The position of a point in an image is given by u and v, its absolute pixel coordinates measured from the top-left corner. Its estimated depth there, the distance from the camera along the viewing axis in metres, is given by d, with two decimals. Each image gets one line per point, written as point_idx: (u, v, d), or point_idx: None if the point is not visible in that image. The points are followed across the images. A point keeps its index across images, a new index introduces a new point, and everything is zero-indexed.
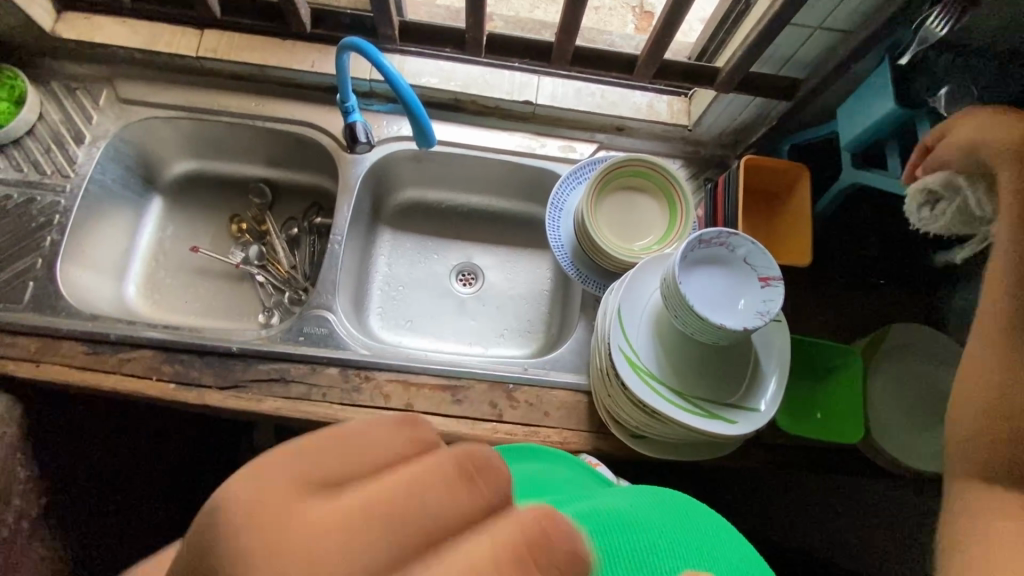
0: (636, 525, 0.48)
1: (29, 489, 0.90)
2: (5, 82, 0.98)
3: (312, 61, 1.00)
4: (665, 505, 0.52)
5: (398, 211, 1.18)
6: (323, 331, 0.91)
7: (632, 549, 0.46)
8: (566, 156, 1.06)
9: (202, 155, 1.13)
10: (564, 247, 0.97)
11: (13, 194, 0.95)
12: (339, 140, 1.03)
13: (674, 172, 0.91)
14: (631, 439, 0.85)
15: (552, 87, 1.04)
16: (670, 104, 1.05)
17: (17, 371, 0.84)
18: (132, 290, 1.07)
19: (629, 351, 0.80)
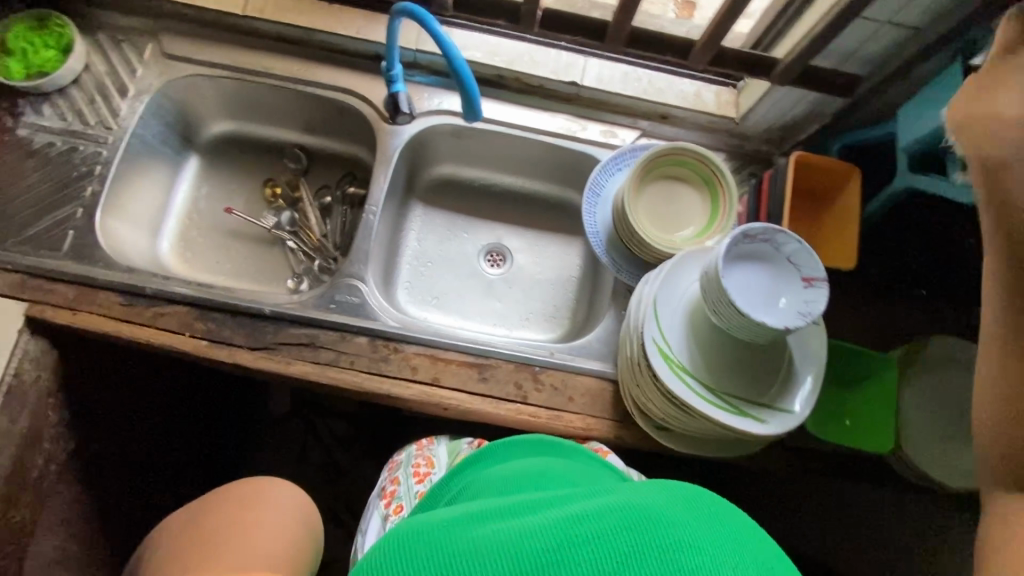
0: (652, 518, 0.40)
1: (60, 433, 0.92)
2: (54, 30, 0.98)
3: (358, 28, 0.99)
4: (686, 494, 0.44)
5: (431, 186, 1.17)
6: (354, 300, 0.91)
7: (647, 548, 0.38)
8: (607, 141, 1.04)
9: (241, 117, 1.13)
10: (599, 233, 0.96)
11: (57, 142, 0.95)
12: (380, 110, 1.01)
13: (720, 164, 0.89)
14: (656, 431, 0.85)
15: (599, 70, 1.02)
16: (718, 94, 1.03)
17: (55, 317, 0.86)
18: (166, 247, 1.07)
19: (663, 344, 0.79)
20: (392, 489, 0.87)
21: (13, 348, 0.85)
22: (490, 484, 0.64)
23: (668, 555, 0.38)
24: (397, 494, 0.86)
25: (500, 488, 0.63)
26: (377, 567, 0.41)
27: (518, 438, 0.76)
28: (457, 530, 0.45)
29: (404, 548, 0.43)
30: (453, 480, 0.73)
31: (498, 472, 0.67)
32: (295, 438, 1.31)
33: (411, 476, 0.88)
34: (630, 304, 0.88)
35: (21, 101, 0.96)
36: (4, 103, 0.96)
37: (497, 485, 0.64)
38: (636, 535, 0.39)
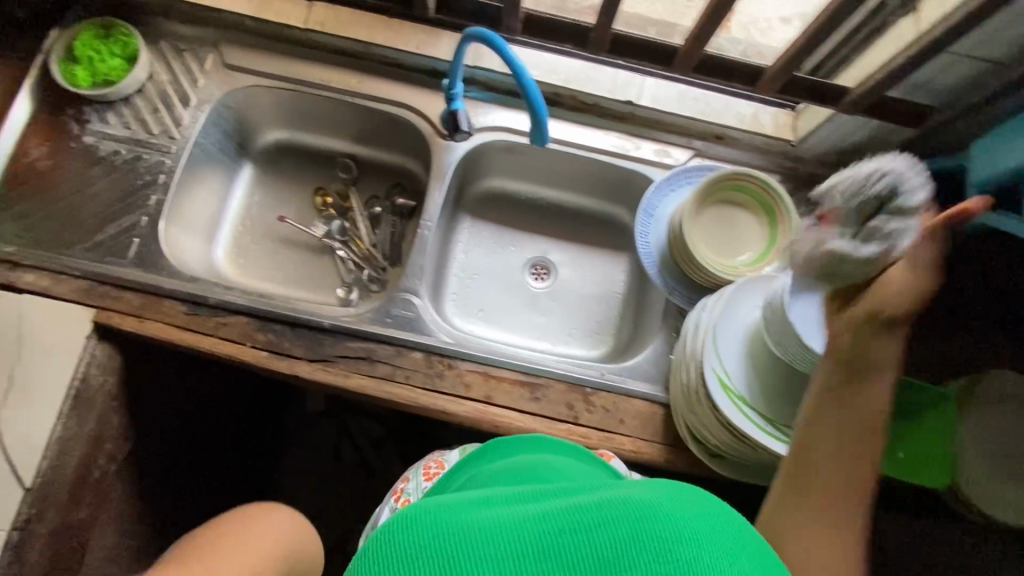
0: (652, 508, 0.44)
1: (121, 434, 0.95)
2: (119, 38, 0.99)
3: (417, 43, 1.00)
4: (683, 490, 0.47)
5: (479, 198, 1.18)
6: (409, 315, 0.93)
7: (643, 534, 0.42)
8: (660, 160, 1.03)
9: (294, 125, 1.14)
10: (652, 254, 0.96)
11: (122, 150, 0.97)
12: (436, 125, 1.02)
13: (783, 193, 0.88)
14: (708, 457, 0.86)
15: (656, 89, 1.01)
16: (775, 116, 1.02)
17: (122, 324, 0.88)
18: (220, 253, 1.09)
19: (722, 373, 0.80)
20: (402, 486, 0.88)
21: (81, 353, 0.87)
22: (494, 474, 0.67)
23: (666, 545, 0.41)
24: (407, 490, 0.87)
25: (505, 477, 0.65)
26: (389, 538, 0.45)
27: (516, 440, 0.76)
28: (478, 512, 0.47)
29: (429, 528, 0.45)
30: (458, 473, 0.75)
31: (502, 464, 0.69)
32: (328, 438, 1.34)
33: (420, 477, 0.88)
34: (683, 327, 0.89)
35: (87, 108, 0.98)
36: (71, 109, 0.98)
37: (504, 476, 0.65)
38: (638, 526, 0.42)
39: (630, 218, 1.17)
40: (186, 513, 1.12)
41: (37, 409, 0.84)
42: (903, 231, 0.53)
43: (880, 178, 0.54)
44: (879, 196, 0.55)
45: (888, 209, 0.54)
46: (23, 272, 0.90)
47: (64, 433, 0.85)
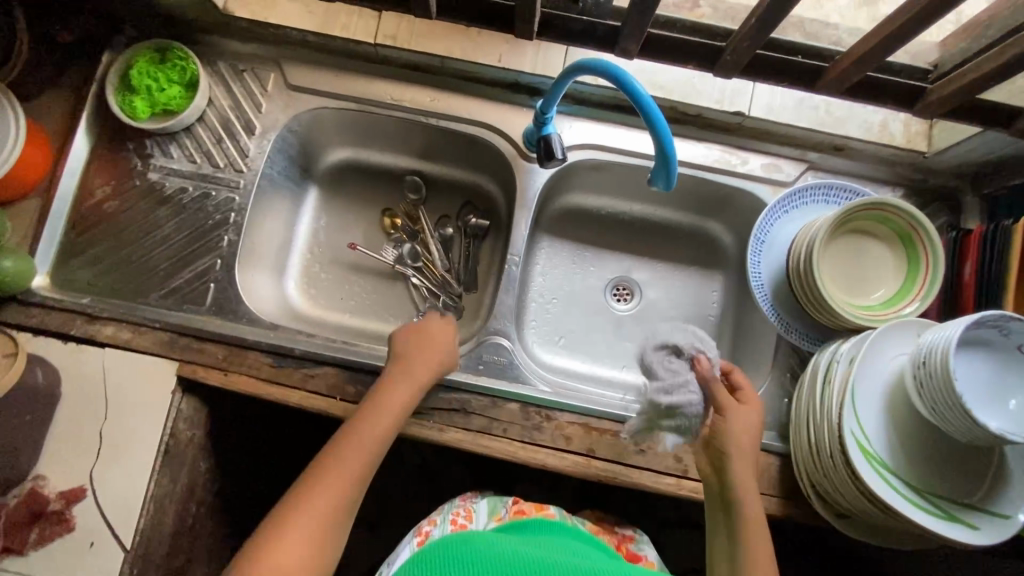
0: None
1: (208, 478, 0.93)
2: (176, 63, 0.91)
3: (499, 54, 0.90)
4: None
5: (558, 215, 1.09)
6: (502, 361, 0.87)
7: None
8: (769, 176, 0.92)
9: (359, 143, 1.06)
10: (763, 287, 0.88)
11: (189, 188, 0.91)
12: (519, 146, 0.93)
13: (922, 217, 0.76)
14: (834, 517, 0.79)
15: (769, 97, 0.89)
16: (907, 123, 0.89)
17: (206, 378, 0.84)
18: (291, 285, 1.04)
19: (861, 436, 0.72)
20: (427, 528, 0.74)
21: (168, 409, 0.84)
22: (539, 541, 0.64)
23: None
24: (431, 533, 0.72)
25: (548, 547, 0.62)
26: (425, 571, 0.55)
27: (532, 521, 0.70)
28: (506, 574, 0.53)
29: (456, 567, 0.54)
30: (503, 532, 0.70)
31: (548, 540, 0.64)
32: None
33: (445, 525, 0.74)
34: (806, 374, 0.81)
35: (148, 142, 0.92)
36: (132, 143, 0.92)
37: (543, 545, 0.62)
38: None
39: (726, 233, 1.06)
40: None
41: (129, 468, 0.82)
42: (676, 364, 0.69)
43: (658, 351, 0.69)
44: (662, 365, 0.68)
45: (672, 374, 0.68)
46: (101, 324, 0.86)
47: (158, 491, 0.83)
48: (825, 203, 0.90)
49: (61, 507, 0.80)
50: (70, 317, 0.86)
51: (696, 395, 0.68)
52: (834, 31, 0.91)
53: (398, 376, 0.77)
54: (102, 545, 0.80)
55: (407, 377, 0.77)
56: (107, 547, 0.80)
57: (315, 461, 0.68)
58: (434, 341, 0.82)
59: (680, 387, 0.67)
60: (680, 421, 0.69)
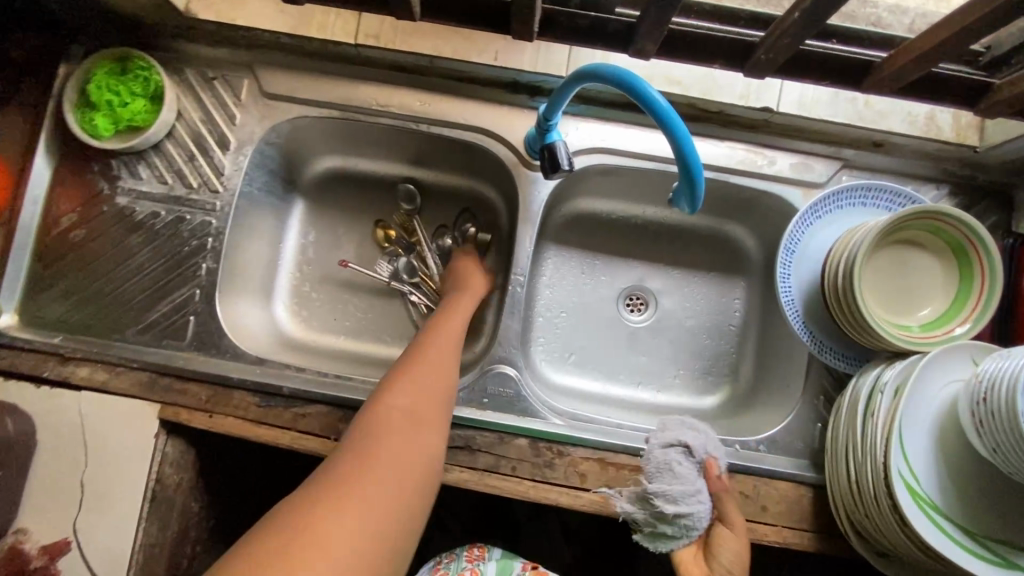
0: None
1: (202, 517, 0.88)
2: (138, 73, 0.82)
3: (495, 51, 0.80)
4: None
5: (565, 222, 1.01)
6: (509, 392, 0.80)
7: None
8: (799, 178, 0.83)
9: (346, 150, 0.97)
10: (794, 303, 0.80)
11: (160, 212, 0.84)
12: (521, 153, 0.84)
13: (981, 229, 0.67)
14: (875, 557, 0.72)
15: (800, 90, 0.79)
16: (955, 114, 0.80)
17: (190, 421, 0.78)
18: (280, 309, 0.97)
19: (908, 476, 0.65)
20: None
21: (151, 454, 0.78)
22: None
23: None
24: None
25: None
26: None
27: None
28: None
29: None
30: None
31: None
32: None
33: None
34: (844, 402, 0.73)
35: (114, 163, 0.84)
36: (97, 165, 0.84)
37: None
38: None
39: (747, 236, 0.98)
40: None
41: (113, 520, 0.77)
42: (680, 467, 0.71)
43: (671, 451, 0.72)
44: (673, 468, 0.70)
45: (679, 480, 0.70)
46: (74, 365, 0.80)
47: (147, 541, 0.78)
48: (862, 207, 0.81)
49: (44, 562, 0.75)
50: (41, 359, 0.80)
51: (704, 506, 0.69)
52: (874, 9, 0.80)
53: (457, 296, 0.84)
54: None
55: (467, 297, 0.84)
56: None
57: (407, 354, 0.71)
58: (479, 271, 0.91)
59: (690, 492, 0.69)
60: (678, 531, 0.69)
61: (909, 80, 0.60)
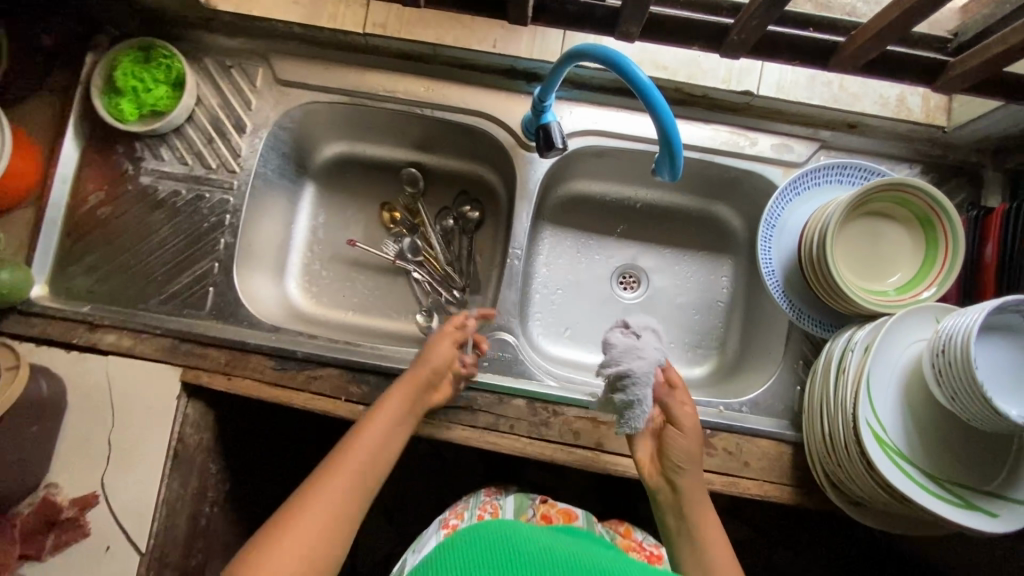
0: None
1: (218, 480, 0.93)
2: (160, 61, 0.88)
3: (494, 39, 0.86)
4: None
5: (560, 204, 1.06)
6: (507, 357, 0.86)
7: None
8: (780, 157, 0.89)
9: (353, 136, 1.03)
10: (774, 274, 0.85)
11: (181, 191, 0.90)
12: (517, 134, 0.90)
13: (944, 200, 0.72)
14: (850, 506, 0.78)
15: (779, 74, 0.85)
16: (925, 97, 0.85)
17: (210, 383, 0.83)
18: (292, 285, 1.03)
19: (876, 426, 0.70)
20: (453, 521, 0.74)
21: (173, 414, 0.84)
22: None
23: None
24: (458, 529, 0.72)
25: None
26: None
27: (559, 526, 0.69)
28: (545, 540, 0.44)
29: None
30: None
31: None
32: None
33: (471, 519, 0.73)
34: (820, 363, 0.78)
35: (138, 145, 0.90)
36: (122, 147, 0.90)
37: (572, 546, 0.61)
38: None
39: (733, 215, 1.03)
40: None
41: (139, 474, 0.83)
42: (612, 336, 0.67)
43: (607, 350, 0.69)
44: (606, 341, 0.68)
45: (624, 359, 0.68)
46: (102, 332, 0.86)
47: (169, 495, 0.84)
48: (839, 183, 0.86)
49: (74, 513, 0.81)
50: (71, 327, 0.85)
51: (648, 362, 0.65)
52: None
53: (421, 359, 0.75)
54: (118, 549, 0.81)
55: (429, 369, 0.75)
56: (123, 552, 0.81)
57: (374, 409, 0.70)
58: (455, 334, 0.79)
59: (635, 349, 0.65)
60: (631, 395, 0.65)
61: (869, 58, 0.65)
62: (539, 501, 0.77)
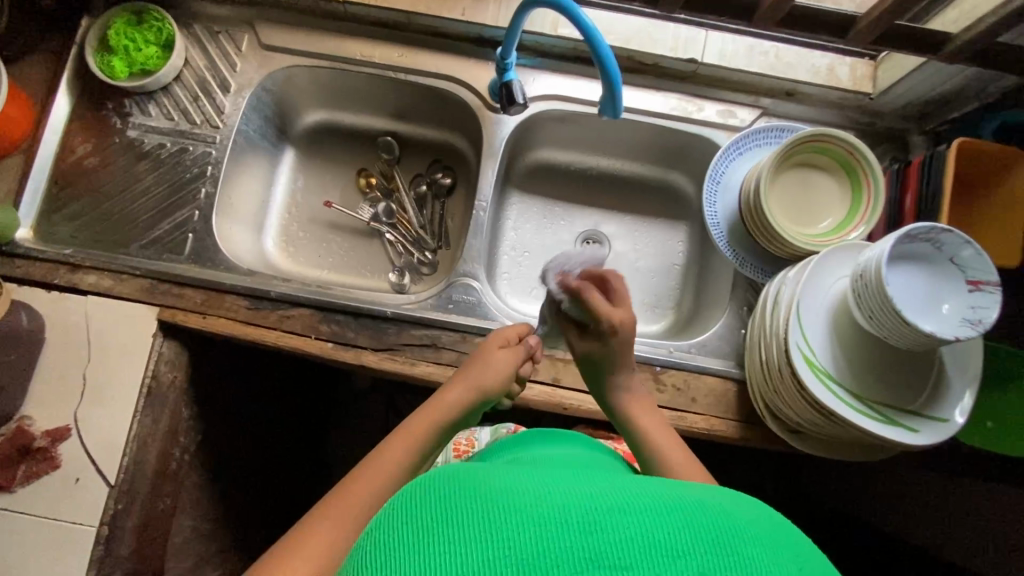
0: (634, 507, 0.36)
1: (191, 426, 0.96)
2: (152, 24, 0.94)
3: (463, 9, 0.94)
4: (671, 508, 0.37)
5: (527, 172, 1.13)
6: (471, 300, 0.91)
7: (604, 514, 0.35)
8: (725, 122, 0.97)
9: (333, 105, 1.10)
10: (719, 225, 0.92)
11: (167, 143, 0.95)
12: (484, 97, 0.97)
13: (863, 146, 0.80)
14: (789, 435, 0.83)
15: (721, 44, 0.93)
16: (853, 67, 0.94)
17: (186, 321, 0.87)
18: (269, 242, 1.08)
19: (806, 349, 0.75)
20: None
21: (149, 352, 0.87)
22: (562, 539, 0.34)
23: (614, 532, 0.34)
24: None
25: (575, 531, 0.34)
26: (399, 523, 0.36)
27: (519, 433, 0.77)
28: (506, 480, 0.41)
29: (451, 489, 0.38)
30: (515, 514, 0.35)
31: (575, 535, 0.34)
32: None
33: None
34: (759, 302, 0.84)
35: (128, 101, 0.96)
36: (111, 103, 0.96)
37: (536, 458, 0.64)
38: (627, 522, 0.35)
39: (688, 183, 1.11)
40: (250, 500, 1.15)
41: (113, 409, 0.85)
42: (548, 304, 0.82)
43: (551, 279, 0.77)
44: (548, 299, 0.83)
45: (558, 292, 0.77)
46: (82, 274, 0.89)
47: (141, 430, 0.86)
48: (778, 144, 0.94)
49: (46, 444, 0.83)
50: (53, 267, 0.89)
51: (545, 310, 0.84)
52: None
53: (475, 369, 0.75)
54: (88, 481, 0.83)
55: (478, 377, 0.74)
56: (92, 484, 0.83)
57: (417, 409, 0.70)
58: (513, 355, 0.78)
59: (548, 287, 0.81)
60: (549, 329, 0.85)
61: (784, 9, 0.71)
62: (513, 429, 0.94)
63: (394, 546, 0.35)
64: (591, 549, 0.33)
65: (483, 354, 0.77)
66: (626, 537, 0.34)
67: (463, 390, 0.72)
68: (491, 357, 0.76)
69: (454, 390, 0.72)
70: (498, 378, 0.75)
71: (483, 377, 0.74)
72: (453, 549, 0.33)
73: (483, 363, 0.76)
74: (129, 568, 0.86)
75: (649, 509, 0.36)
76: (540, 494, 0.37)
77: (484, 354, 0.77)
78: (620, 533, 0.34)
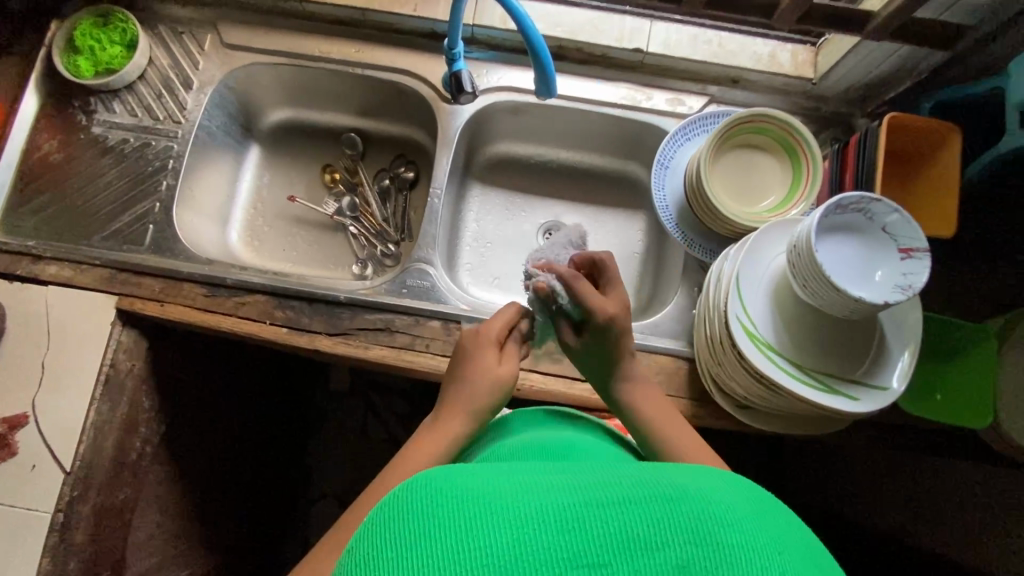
0: (611, 497, 0.36)
1: (152, 417, 0.96)
2: (117, 25, 0.98)
3: (415, 5, 0.98)
4: (650, 493, 0.37)
5: (488, 165, 1.15)
6: (425, 285, 0.92)
7: (583, 508, 0.35)
8: (673, 109, 0.99)
9: (297, 103, 1.13)
10: (668, 208, 0.93)
11: (130, 139, 0.98)
12: (438, 89, 1.01)
13: (798, 125, 0.83)
14: (737, 410, 0.84)
15: (666, 34, 0.97)
16: (795, 53, 0.97)
17: (144, 309, 0.89)
18: (234, 236, 1.10)
19: (747, 321, 0.76)
20: None
21: (108, 340, 0.89)
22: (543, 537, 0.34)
23: (592, 526, 0.35)
24: None
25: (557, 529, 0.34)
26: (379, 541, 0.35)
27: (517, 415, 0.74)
28: (485, 471, 0.40)
29: (427, 498, 0.36)
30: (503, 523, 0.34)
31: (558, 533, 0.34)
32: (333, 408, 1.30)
33: None
34: (706, 281, 0.85)
35: (93, 99, 0.99)
36: (77, 101, 0.99)
37: (523, 453, 0.63)
38: (607, 516, 0.35)
39: (645, 172, 1.13)
40: (217, 496, 1.15)
41: (70, 396, 0.86)
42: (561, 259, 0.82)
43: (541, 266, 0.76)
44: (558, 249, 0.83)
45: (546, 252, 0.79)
46: (44, 265, 0.92)
47: (98, 418, 0.87)
48: None
49: (4, 432, 0.84)
50: (16, 259, 0.92)
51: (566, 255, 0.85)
52: None
53: (464, 392, 0.67)
54: (44, 468, 0.84)
55: (473, 401, 0.66)
56: (47, 470, 0.84)
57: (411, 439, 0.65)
58: (504, 366, 0.70)
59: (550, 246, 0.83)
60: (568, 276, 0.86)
61: None
62: None
63: (373, 563, 0.34)
64: (568, 548, 0.34)
65: (471, 371, 0.68)
66: (607, 532, 0.34)
67: (457, 419, 0.66)
68: (483, 377, 0.67)
69: (448, 416, 0.66)
70: (495, 397, 0.68)
71: (476, 401, 0.67)
72: (438, 563, 0.32)
73: (471, 383, 0.67)
74: (84, 557, 0.86)
75: (631, 499, 0.36)
76: (519, 489, 0.37)
77: (472, 372, 0.68)
78: (598, 526, 0.35)
